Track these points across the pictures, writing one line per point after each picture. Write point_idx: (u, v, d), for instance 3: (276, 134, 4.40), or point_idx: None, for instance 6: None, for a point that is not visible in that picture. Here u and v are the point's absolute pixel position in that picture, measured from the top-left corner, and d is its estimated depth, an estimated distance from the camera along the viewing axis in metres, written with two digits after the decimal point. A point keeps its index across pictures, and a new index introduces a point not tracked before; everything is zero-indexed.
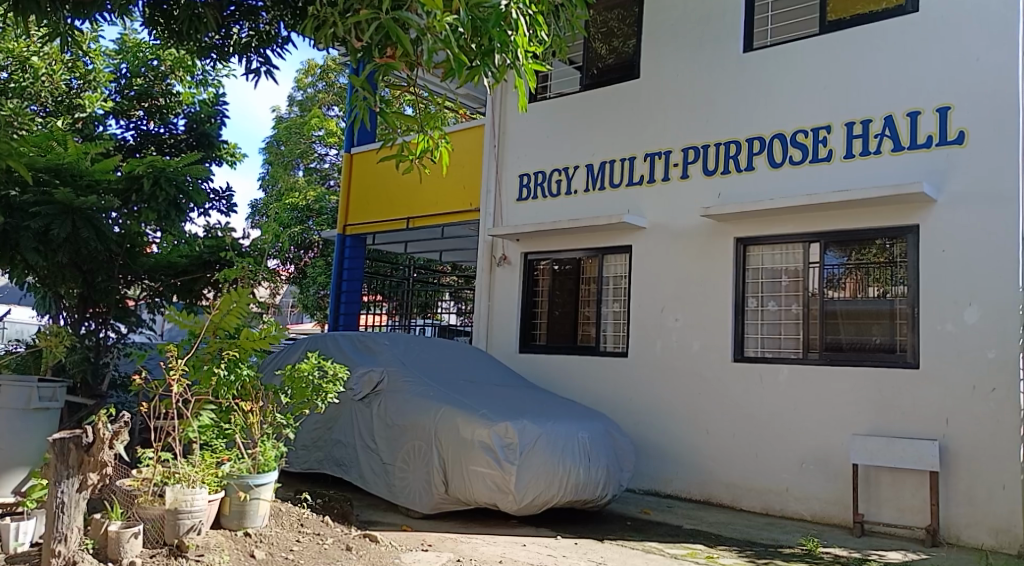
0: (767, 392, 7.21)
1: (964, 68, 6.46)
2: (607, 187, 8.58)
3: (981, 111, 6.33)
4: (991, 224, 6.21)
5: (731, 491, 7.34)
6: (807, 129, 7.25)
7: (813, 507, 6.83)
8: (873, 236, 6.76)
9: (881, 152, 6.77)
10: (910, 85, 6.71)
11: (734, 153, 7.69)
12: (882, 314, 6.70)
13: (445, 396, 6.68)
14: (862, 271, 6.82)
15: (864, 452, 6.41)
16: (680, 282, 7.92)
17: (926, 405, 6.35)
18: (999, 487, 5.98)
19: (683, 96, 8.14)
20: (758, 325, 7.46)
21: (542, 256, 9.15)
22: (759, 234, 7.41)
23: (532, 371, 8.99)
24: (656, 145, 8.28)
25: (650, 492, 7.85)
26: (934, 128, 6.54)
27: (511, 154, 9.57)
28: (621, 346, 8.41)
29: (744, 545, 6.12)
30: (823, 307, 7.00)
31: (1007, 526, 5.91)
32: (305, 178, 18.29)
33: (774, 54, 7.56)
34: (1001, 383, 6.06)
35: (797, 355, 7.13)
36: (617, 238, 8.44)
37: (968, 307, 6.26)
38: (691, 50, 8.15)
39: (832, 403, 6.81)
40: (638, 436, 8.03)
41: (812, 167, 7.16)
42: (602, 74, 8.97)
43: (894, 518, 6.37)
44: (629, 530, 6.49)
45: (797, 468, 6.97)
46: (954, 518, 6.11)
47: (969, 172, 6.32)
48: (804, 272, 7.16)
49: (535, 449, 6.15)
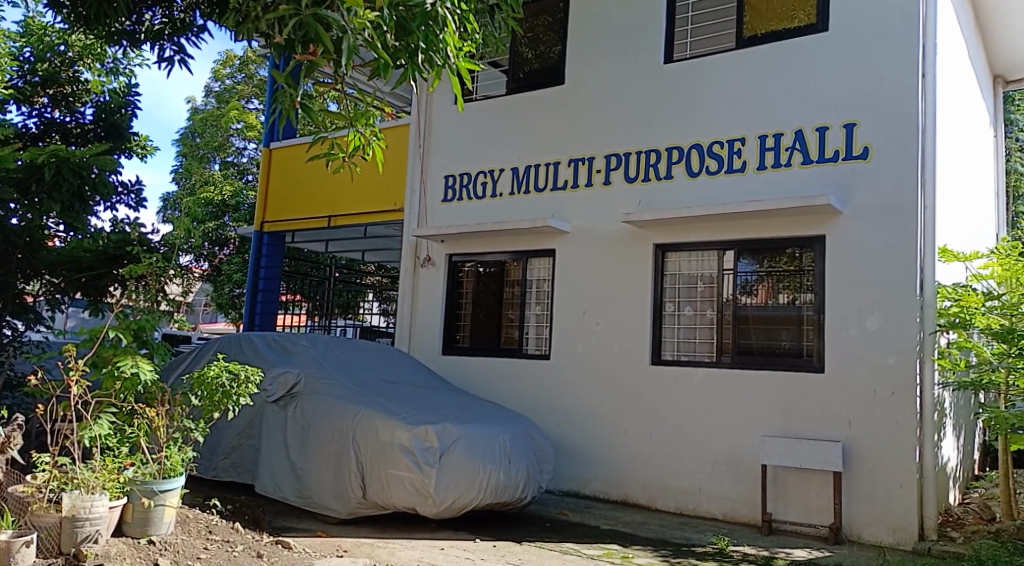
0: (682, 394, 7.41)
1: (869, 87, 6.81)
2: (532, 191, 8.63)
3: (884, 128, 6.69)
4: (891, 236, 6.57)
5: (647, 492, 7.50)
6: (723, 141, 7.50)
7: (725, 506, 7.06)
8: (785, 245, 7.06)
9: (792, 164, 7.08)
10: (820, 101, 7.03)
11: (654, 161, 7.87)
12: (790, 319, 7.01)
13: (363, 399, 6.55)
14: (773, 278, 7.10)
15: (773, 453, 6.67)
16: (601, 287, 8.03)
17: (830, 407, 6.66)
18: (897, 487, 6.31)
19: (606, 104, 8.27)
20: (674, 329, 7.65)
21: (465, 258, 9.12)
22: (677, 241, 7.60)
23: (454, 374, 8.95)
24: (581, 151, 8.38)
25: (568, 494, 7.94)
26: (841, 143, 6.87)
27: (435, 155, 9.51)
28: (543, 349, 8.46)
29: (658, 544, 6.25)
30: (735, 312, 7.25)
31: (904, 524, 6.25)
32: (221, 172, 17.63)
33: (695, 65, 7.77)
34: (899, 386, 6.41)
35: (711, 359, 7.36)
36: (541, 241, 8.49)
37: (869, 315, 6.59)
38: (614, 58, 8.30)
39: (743, 406, 7.07)
40: (559, 437, 8.12)
41: (727, 177, 7.41)
42: (527, 78, 9.03)
43: (800, 516, 6.65)
44: (546, 533, 6.52)
45: (709, 468, 7.19)
46: (856, 516, 6.44)
47: (872, 187, 6.68)
48: (718, 279, 7.40)
49: (454, 452, 6.12)
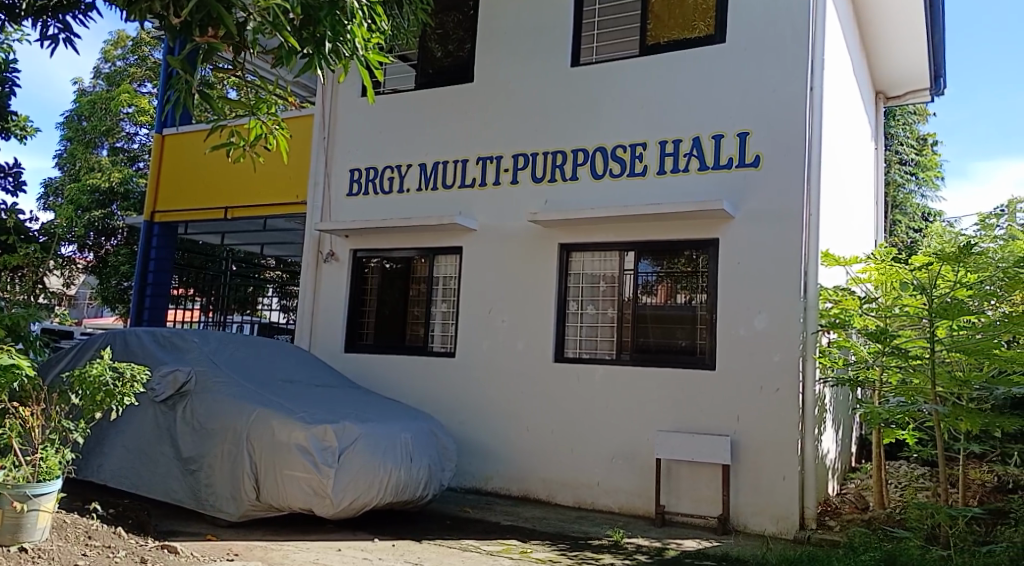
0: (583, 391, 7.55)
1: (762, 98, 7.13)
2: (439, 187, 8.60)
3: (774, 138, 7.03)
4: (780, 240, 6.90)
5: (547, 487, 7.61)
6: (625, 145, 7.69)
7: (621, 500, 7.25)
8: (683, 248, 7.33)
9: (689, 170, 7.34)
10: (717, 110, 7.31)
11: (560, 162, 7.98)
12: (685, 318, 7.28)
13: (259, 398, 6.34)
14: (672, 279, 7.36)
15: (667, 447, 6.91)
16: (507, 285, 8.09)
17: (721, 404, 6.95)
18: (780, 479, 6.65)
19: (513, 103, 8.32)
20: (577, 327, 7.79)
21: (370, 254, 8.98)
22: (581, 241, 7.74)
23: (356, 371, 8.81)
24: (489, 149, 8.40)
25: (470, 491, 7.97)
26: (735, 151, 7.17)
27: (339, 148, 9.32)
28: (448, 346, 8.44)
29: (556, 538, 6.35)
30: (635, 311, 7.46)
31: (787, 514, 6.58)
32: (109, 159, 16.71)
33: (600, 69, 7.92)
34: (784, 383, 6.75)
35: (611, 356, 7.55)
36: (446, 238, 8.47)
37: (757, 315, 6.91)
38: (522, 58, 8.35)
39: (641, 402, 7.27)
40: (462, 435, 8.13)
41: (629, 181, 7.61)
42: (437, 74, 8.97)
43: (691, 508, 6.91)
44: (447, 530, 6.52)
45: (607, 463, 7.36)
46: (742, 507, 6.75)
47: (763, 194, 7.01)
48: (619, 278, 7.59)
49: (353, 451, 6.02)
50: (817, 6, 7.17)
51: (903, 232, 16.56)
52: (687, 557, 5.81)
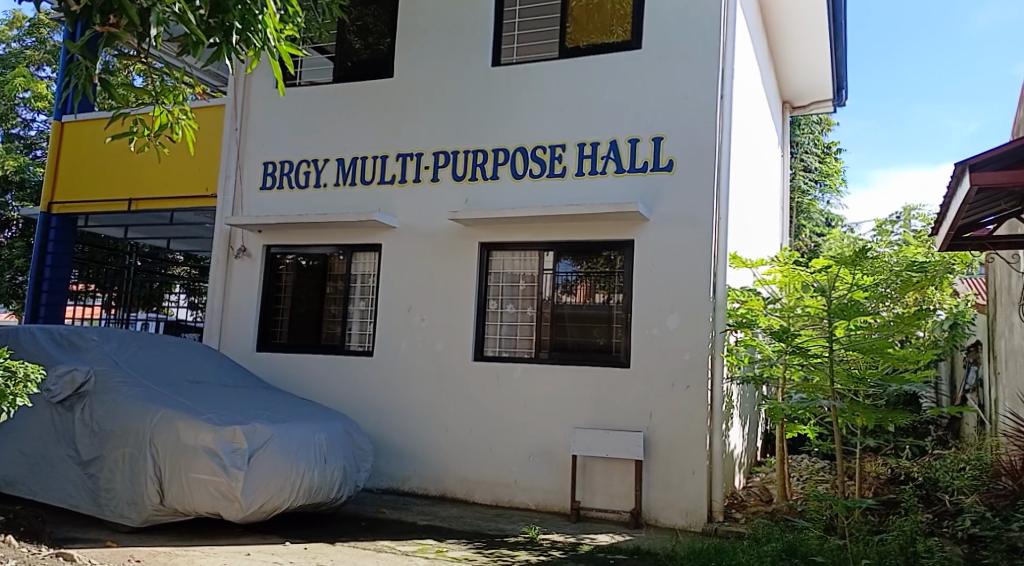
0: (501, 390, 7.58)
1: (676, 104, 7.32)
2: (357, 183, 8.47)
3: (687, 144, 7.23)
4: (692, 243, 7.10)
5: (464, 486, 7.61)
6: (545, 145, 7.76)
7: (537, 497, 7.32)
8: (601, 248, 7.45)
9: (607, 172, 7.47)
10: (634, 114, 7.46)
11: (481, 161, 7.98)
12: (601, 318, 7.41)
13: (164, 398, 6.10)
14: (591, 279, 7.48)
15: (583, 444, 7.02)
16: (426, 283, 8.04)
17: (635, 401, 7.11)
18: (689, 473, 6.85)
19: (433, 101, 8.27)
20: (497, 326, 7.82)
21: (285, 250, 8.78)
22: (500, 241, 7.77)
23: (270, 370, 8.59)
24: (408, 146, 8.32)
25: (386, 491, 7.89)
26: (650, 155, 7.34)
27: (253, 140, 9.06)
28: (366, 345, 8.32)
29: (472, 536, 6.36)
30: (553, 310, 7.54)
31: (695, 507, 6.79)
32: (3, 146, 15.76)
33: (520, 69, 7.96)
34: (694, 381, 6.95)
35: (529, 355, 7.61)
36: (364, 235, 8.35)
37: (670, 315, 7.09)
38: (442, 56, 8.31)
39: (557, 400, 7.36)
40: (379, 435, 8.04)
41: (549, 181, 7.69)
42: (356, 68, 8.82)
43: (605, 503, 7.05)
44: (361, 531, 6.43)
45: (524, 461, 7.42)
46: (653, 501, 6.93)
47: (676, 196, 7.20)
48: (538, 278, 7.66)
49: (264, 453, 5.87)
50: (728, 16, 7.41)
51: (807, 236, 17.35)
52: (600, 552, 5.92)
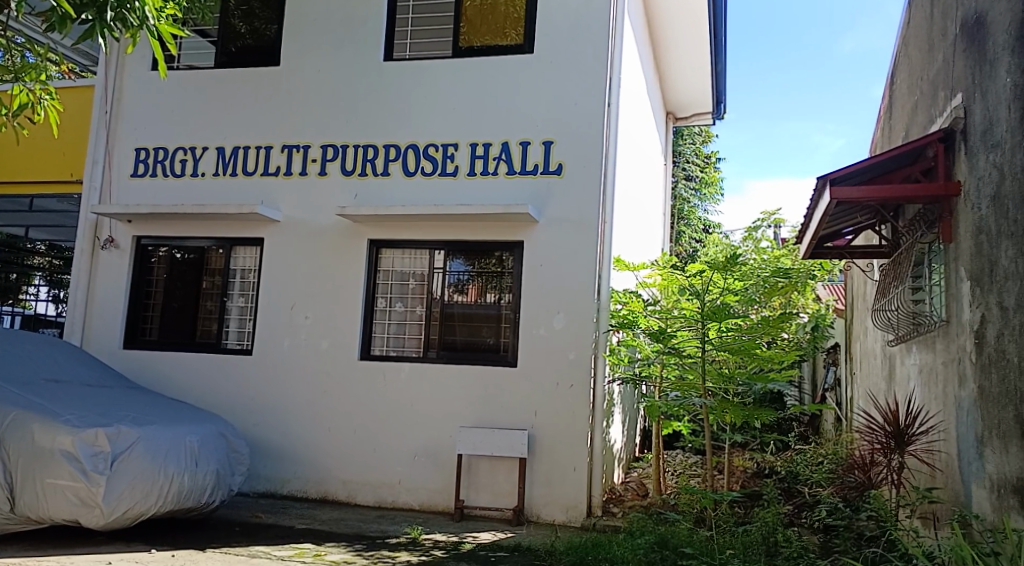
0: (386, 389, 7.49)
1: (565, 110, 7.46)
2: (239, 174, 8.15)
3: (575, 148, 7.38)
4: (578, 246, 7.25)
5: (347, 488, 7.47)
6: (437, 144, 7.72)
7: (421, 497, 7.29)
8: (493, 249, 7.50)
9: (498, 173, 7.52)
10: (525, 117, 7.55)
11: (371, 157, 7.86)
12: (490, 318, 7.45)
13: (17, 398, 5.66)
14: (482, 279, 7.50)
15: (469, 443, 7.05)
16: (311, 280, 7.83)
17: (520, 400, 7.19)
18: (571, 470, 6.99)
19: (322, 94, 8.07)
20: (385, 325, 7.71)
21: (158, 243, 8.33)
22: (388, 238, 7.67)
23: (139, 369, 8.14)
24: (295, 138, 8.09)
25: (263, 495, 7.64)
26: (540, 158, 7.45)
27: (125, 124, 8.55)
28: (245, 343, 8.02)
29: (352, 538, 6.25)
30: (442, 309, 7.52)
31: (575, 503, 6.94)
32: None
33: (412, 66, 7.89)
34: (578, 380, 7.10)
35: (417, 354, 7.55)
36: (246, 229, 8.05)
37: (556, 315, 7.22)
38: (333, 47, 8.11)
39: (444, 400, 7.34)
40: (257, 436, 7.76)
41: (440, 180, 7.66)
42: (240, 54, 8.48)
43: (488, 501, 7.10)
44: (235, 536, 6.20)
45: (408, 461, 7.37)
46: (535, 498, 7.03)
47: (564, 199, 7.34)
48: (428, 277, 7.61)
49: (129, 457, 5.55)
50: (616, 25, 7.61)
51: (686, 242, 18.10)
52: (482, 550, 5.95)
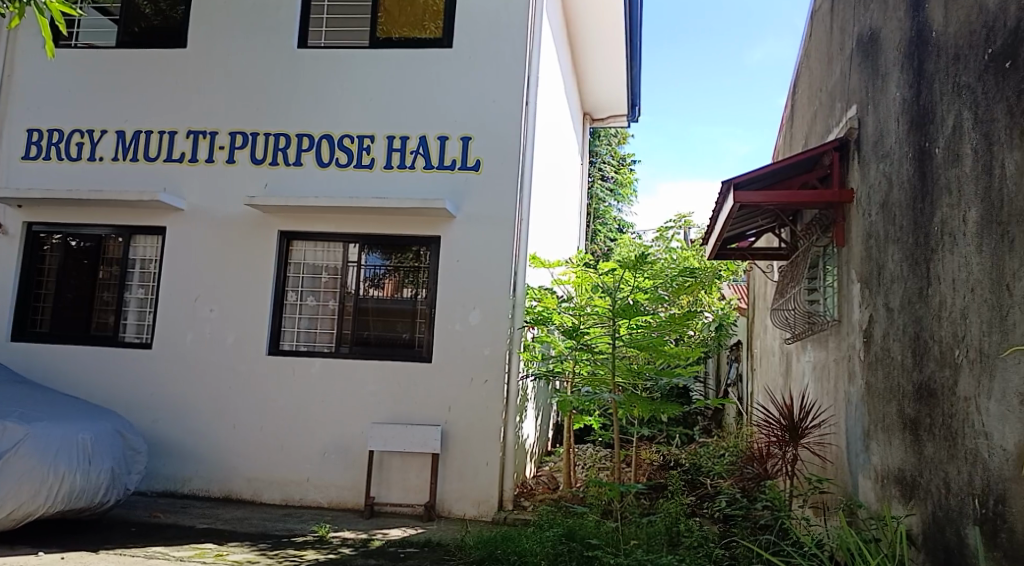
0: (295, 385, 7.33)
1: (484, 106, 7.46)
2: (141, 160, 7.80)
3: (493, 145, 7.40)
4: (493, 242, 7.28)
5: (252, 486, 7.28)
6: (353, 135, 7.60)
7: (330, 494, 7.17)
8: (410, 243, 7.44)
9: (415, 167, 7.47)
10: (443, 111, 7.52)
11: (283, 146, 7.66)
12: (405, 313, 7.38)
13: None
14: (399, 274, 7.43)
15: (380, 439, 6.98)
16: (217, 272, 7.58)
17: (433, 396, 7.17)
18: (483, 465, 7.02)
19: (232, 80, 7.81)
20: (295, 319, 7.54)
21: (51, 230, 7.89)
22: (300, 230, 7.51)
23: (28, 363, 7.70)
24: (202, 123, 7.81)
25: (162, 495, 7.36)
26: (458, 153, 7.44)
27: (15, 103, 8.07)
28: (144, 337, 7.69)
29: (257, 537, 6.11)
30: (356, 303, 7.41)
31: (486, 497, 6.97)
32: None
33: (328, 55, 7.73)
34: (492, 375, 7.13)
35: (329, 349, 7.41)
36: (148, 217, 7.72)
37: (472, 311, 7.22)
38: (244, 32, 7.86)
39: (355, 395, 7.24)
40: (157, 434, 7.47)
41: (354, 171, 7.54)
42: (144, 34, 8.11)
43: (399, 498, 7.06)
44: (131, 537, 5.96)
45: (317, 458, 7.24)
46: (447, 493, 7.03)
47: (480, 195, 7.35)
48: (342, 270, 7.48)
49: (16, 455, 5.26)
50: (534, 24, 7.67)
51: (601, 240, 18.45)
52: (392, 546, 5.91)
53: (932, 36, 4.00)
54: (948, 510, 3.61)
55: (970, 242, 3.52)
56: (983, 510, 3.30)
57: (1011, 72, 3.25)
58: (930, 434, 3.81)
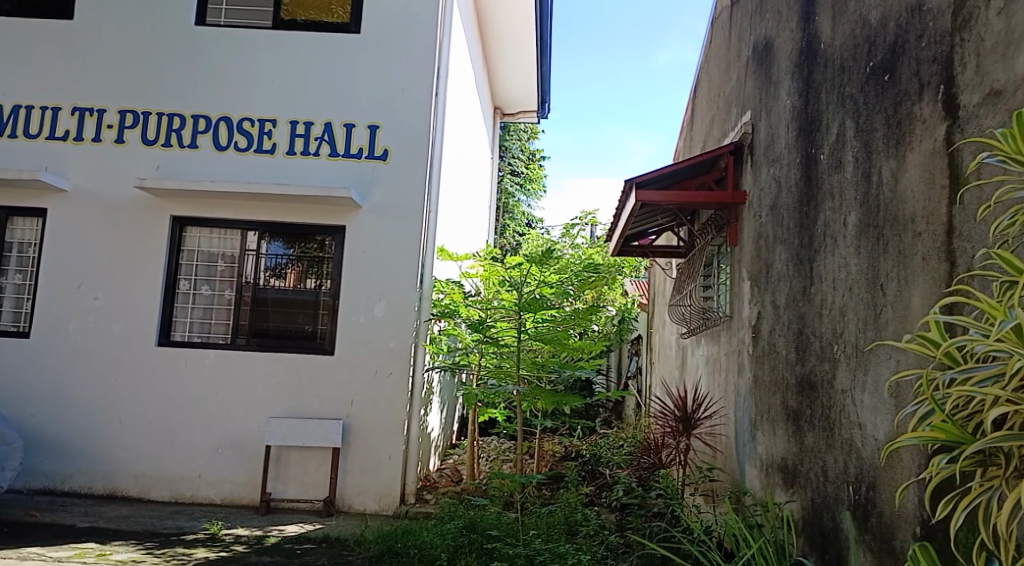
0: (188, 377, 7.05)
1: (391, 95, 7.36)
2: (20, 136, 7.32)
3: (400, 135, 7.32)
4: (399, 233, 7.20)
5: (140, 482, 6.98)
6: (253, 118, 7.36)
7: (224, 490, 6.95)
8: (314, 232, 7.27)
9: (319, 155, 7.30)
10: (348, 98, 7.37)
11: (177, 127, 7.34)
12: (307, 304, 7.21)
13: None
14: (302, 264, 7.24)
15: (278, 433, 6.81)
16: (105, 258, 7.20)
17: (334, 389, 7.04)
18: (385, 459, 6.95)
19: (123, 56, 7.42)
20: (188, 309, 7.23)
21: None
22: (196, 216, 7.21)
23: None
24: (89, 101, 7.39)
25: (40, 493, 6.96)
26: (365, 142, 7.32)
27: None
28: (21, 325, 7.23)
29: (143, 536, 5.85)
30: (254, 294, 7.17)
31: (388, 491, 6.91)
32: None
33: (228, 35, 7.44)
34: (397, 368, 7.06)
35: (224, 340, 7.16)
36: (28, 198, 7.25)
37: (376, 303, 7.13)
38: (137, 6, 7.48)
39: (252, 388, 7.04)
40: (34, 428, 7.05)
41: (254, 157, 7.31)
42: (25, 3, 7.60)
43: (297, 493, 6.91)
44: (3, 538, 5.60)
45: (211, 453, 7.00)
46: (347, 487, 6.93)
47: (386, 186, 7.25)
48: (239, 258, 7.23)
49: None
50: (444, 15, 7.62)
51: (509, 235, 18.55)
52: (288, 542, 5.78)
53: (821, 48, 4.21)
54: (825, 496, 3.82)
55: (850, 244, 3.73)
56: (856, 496, 3.51)
57: (889, 85, 3.46)
58: (811, 425, 4.02)
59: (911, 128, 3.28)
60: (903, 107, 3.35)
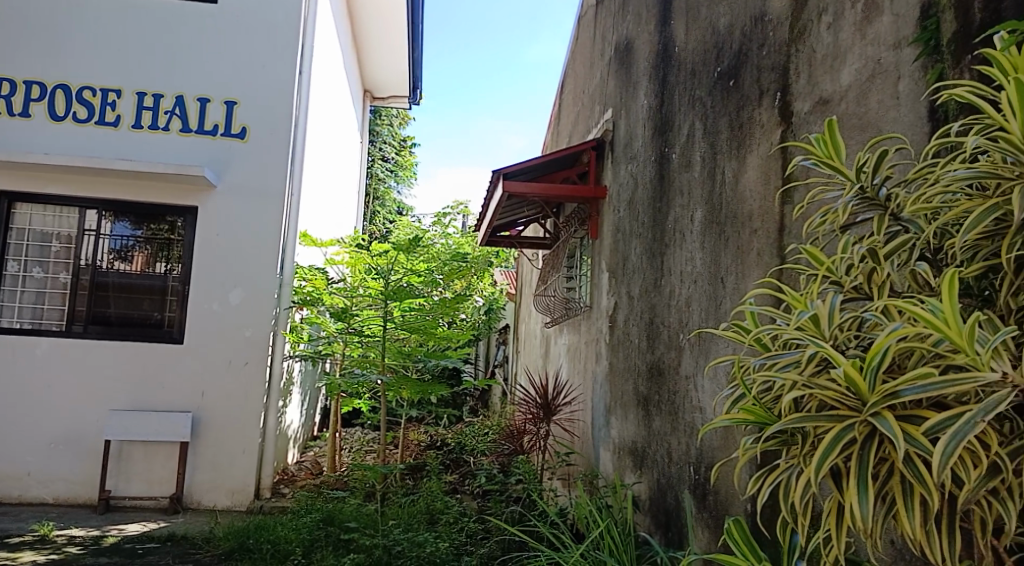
0: (17, 368, 6.52)
1: (251, 72, 7.05)
2: None
3: (260, 114, 7.02)
4: (258, 216, 6.92)
5: None
6: (94, 88, 6.83)
7: (58, 489, 6.49)
8: (164, 213, 6.87)
9: (170, 130, 6.90)
10: (203, 73, 6.99)
11: (6, 93, 6.74)
12: (154, 289, 6.78)
13: None
14: (151, 247, 6.82)
15: (119, 427, 6.41)
16: None
17: (183, 379, 6.69)
18: (239, 453, 6.68)
19: None
20: (16, 292, 6.64)
21: None
22: (27, 191, 6.63)
23: None
24: None
25: None
26: (221, 119, 6.98)
27: None
28: None
29: None
30: (93, 278, 6.67)
31: (241, 486, 6.65)
32: None
33: None
34: (253, 357, 6.80)
35: (59, 327, 6.63)
36: None
37: (232, 290, 6.83)
38: None
39: (91, 378, 6.58)
40: None
41: (95, 129, 6.81)
42: None
43: (141, 490, 6.54)
44: None
45: (43, 450, 6.52)
46: (197, 483, 6.62)
47: (244, 167, 6.95)
48: (77, 239, 6.72)
49: None
50: None
51: (379, 221, 18.28)
52: (128, 542, 5.45)
53: (675, 51, 4.39)
54: (669, 477, 4.01)
55: (696, 238, 3.92)
56: (696, 476, 3.71)
57: (733, 90, 3.66)
58: (659, 410, 4.20)
59: (751, 132, 3.48)
60: (745, 111, 3.54)
